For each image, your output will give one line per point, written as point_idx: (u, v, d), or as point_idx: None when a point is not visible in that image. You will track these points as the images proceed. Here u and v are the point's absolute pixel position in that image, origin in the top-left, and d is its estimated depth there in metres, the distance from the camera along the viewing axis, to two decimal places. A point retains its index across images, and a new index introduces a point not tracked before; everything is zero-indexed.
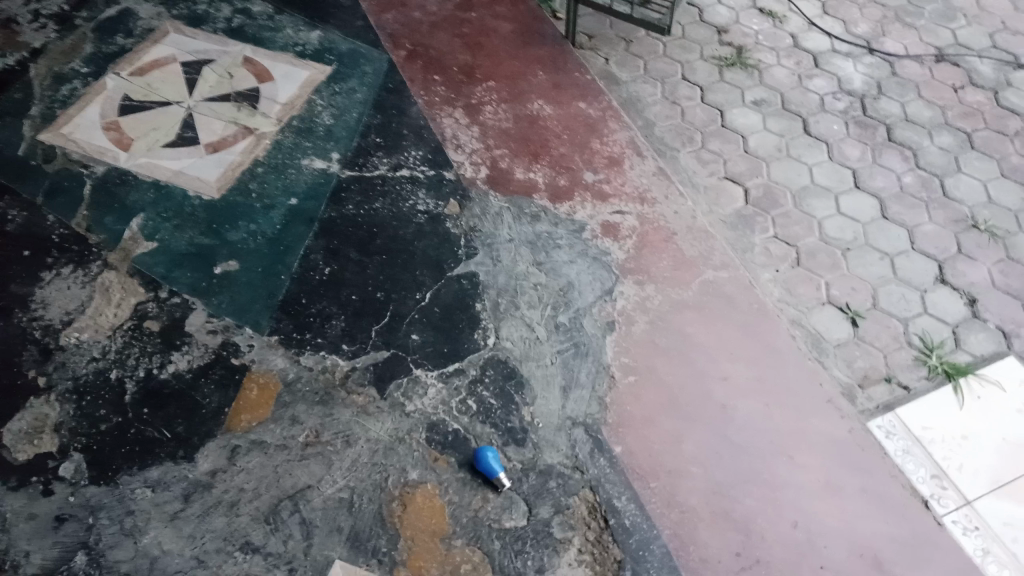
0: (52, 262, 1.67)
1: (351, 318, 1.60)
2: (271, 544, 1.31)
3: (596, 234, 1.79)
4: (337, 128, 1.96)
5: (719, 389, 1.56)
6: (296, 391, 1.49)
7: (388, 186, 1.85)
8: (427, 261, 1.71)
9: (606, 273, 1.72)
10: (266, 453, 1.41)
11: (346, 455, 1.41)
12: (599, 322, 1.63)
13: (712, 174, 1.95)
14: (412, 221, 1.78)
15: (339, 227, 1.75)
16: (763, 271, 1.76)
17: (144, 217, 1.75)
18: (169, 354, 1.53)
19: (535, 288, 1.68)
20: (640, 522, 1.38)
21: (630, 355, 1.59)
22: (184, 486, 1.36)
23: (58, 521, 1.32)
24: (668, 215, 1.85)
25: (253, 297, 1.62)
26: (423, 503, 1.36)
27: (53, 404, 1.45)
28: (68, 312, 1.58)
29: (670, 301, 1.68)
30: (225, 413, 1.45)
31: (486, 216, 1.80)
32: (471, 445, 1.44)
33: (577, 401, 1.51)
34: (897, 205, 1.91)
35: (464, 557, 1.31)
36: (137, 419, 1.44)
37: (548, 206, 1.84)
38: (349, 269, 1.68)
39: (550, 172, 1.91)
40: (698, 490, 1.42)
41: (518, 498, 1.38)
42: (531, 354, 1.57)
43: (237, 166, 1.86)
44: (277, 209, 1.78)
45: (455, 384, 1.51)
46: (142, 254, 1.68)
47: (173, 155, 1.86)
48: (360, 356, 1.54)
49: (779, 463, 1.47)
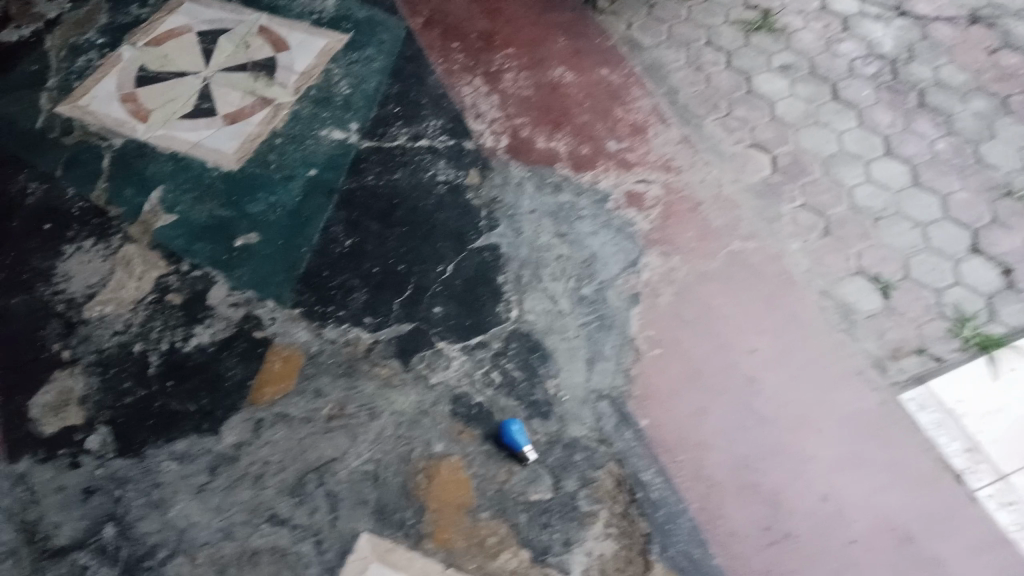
0: (73, 236, 1.66)
1: (373, 290, 1.59)
2: (297, 516, 1.31)
3: (619, 204, 1.76)
4: (355, 97, 1.93)
5: (745, 361, 1.53)
6: (319, 363, 1.48)
7: (408, 156, 1.82)
8: (448, 232, 1.69)
9: (630, 244, 1.69)
10: (290, 425, 1.40)
11: (371, 428, 1.40)
12: (624, 294, 1.61)
13: (738, 142, 1.91)
14: (432, 193, 1.75)
15: (359, 199, 1.73)
16: (790, 241, 1.73)
17: (163, 189, 1.74)
18: (191, 327, 1.52)
19: (558, 260, 1.65)
20: (668, 496, 1.36)
21: (656, 327, 1.56)
22: (210, 458, 1.36)
23: (86, 493, 1.33)
24: (693, 185, 1.81)
25: (274, 270, 1.61)
26: (447, 476, 1.36)
27: (78, 377, 1.45)
28: (90, 286, 1.58)
29: (696, 272, 1.66)
30: (249, 386, 1.45)
31: (507, 186, 1.77)
32: (495, 418, 1.42)
33: (602, 374, 1.49)
34: (929, 172, 1.86)
35: (490, 530, 1.30)
36: (162, 392, 1.43)
37: (570, 176, 1.81)
38: (369, 241, 1.67)
39: (572, 141, 1.88)
40: (724, 463, 1.40)
41: (544, 471, 1.37)
42: (555, 326, 1.55)
43: (255, 137, 1.83)
44: (296, 180, 1.76)
45: (479, 357, 1.50)
46: (162, 227, 1.67)
47: (190, 127, 1.84)
48: (383, 329, 1.53)
49: (807, 437, 1.45)
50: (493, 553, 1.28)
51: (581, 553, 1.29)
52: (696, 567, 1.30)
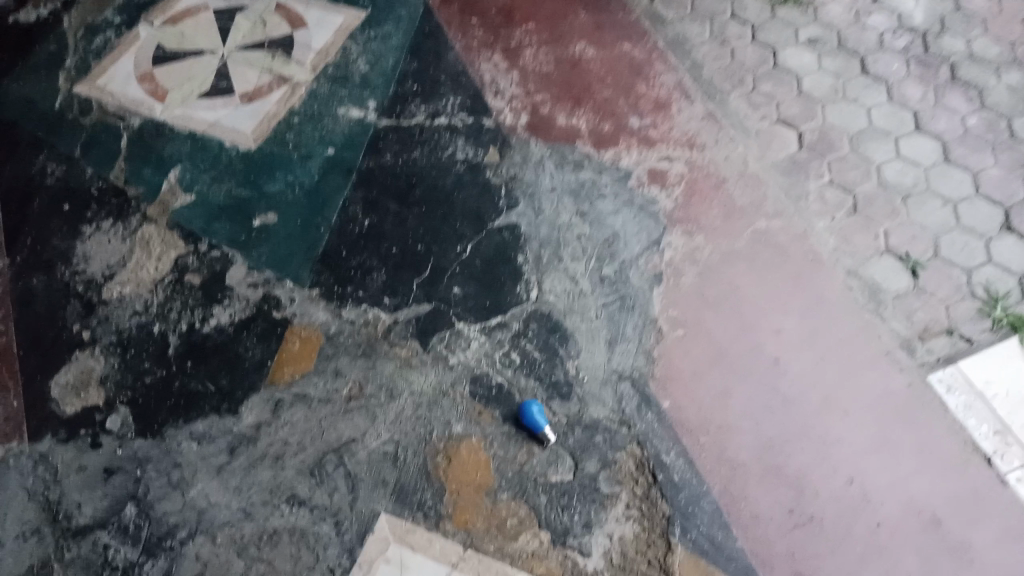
0: (92, 216, 1.66)
1: (392, 270, 1.57)
2: (316, 497, 1.31)
3: (642, 182, 1.73)
4: (373, 75, 1.90)
5: (770, 342, 1.50)
6: (338, 344, 1.47)
7: (426, 135, 1.79)
8: (467, 212, 1.66)
9: (653, 223, 1.66)
10: (309, 406, 1.40)
11: (389, 409, 1.39)
12: (646, 274, 1.58)
13: (764, 118, 1.86)
14: (451, 171, 1.73)
15: (378, 178, 1.71)
16: (817, 220, 1.69)
17: (182, 169, 1.73)
18: (210, 307, 1.52)
19: (578, 239, 1.63)
20: (690, 478, 1.34)
21: (678, 308, 1.54)
22: (229, 439, 1.36)
23: (107, 473, 1.33)
24: (717, 162, 1.77)
25: (292, 250, 1.60)
26: (466, 458, 1.34)
27: (98, 358, 1.45)
28: (109, 266, 1.58)
29: (720, 251, 1.62)
30: (268, 367, 1.44)
31: (527, 164, 1.75)
32: (515, 398, 1.41)
33: (624, 355, 1.47)
34: (960, 149, 1.81)
35: (510, 511, 1.29)
36: (181, 372, 1.43)
37: (591, 153, 1.78)
38: (388, 220, 1.65)
39: (593, 118, 1.84)
40: (748, 445, 1.38)
41: (564, 453, 1.35)
42: (575, 307, 1.53)
43: (273, 116, 1.82)
44: (313, 159, 1.74)
45: (498, 337, 1.48)
46: (180, 207, 1.67)
47: (208, 106, 1.83)
48: (402, 309, 1.52)
49: (834, 419, 1.42)
50: (513, 535, 1.27)
51: (602, 535, 1.27)
52: (719, 550, 1.27)
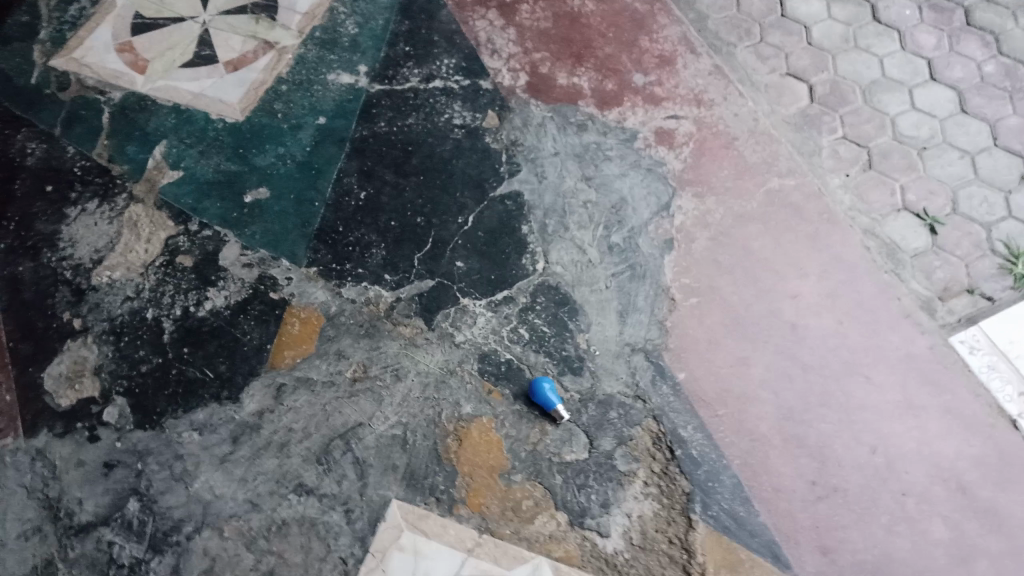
0: (76, 197, 1.58)
1: (392, 245, 1.51)
2: (325, 485, 1.27)
3: (649, 142, 1.65)
4: (363, 38, 1.81)
5: (787, 306, 1.45)
6: (339, 324, 1.41)
7: (421, 99, 1.71)
8: (467, 180, 1.59)
9: (662, 186, 1.59)
10: (313, 390, 1.35)
11: (396, 391, 1.35)
12: (657, 240, 1.52)
13: (773, 71, 1.78)
14: (449, 138, 1.65)
15: (373, 148, 1.64)
16: (832, 176, 1.62)
17: (167, 144, 1.65)
18: (204, 290, 1.45)
19: (585, 206, 1.56)
20: (709, 452, 1.30)
21: (691, 275, 1.48)
22: (232, 428, 1.31)
23: (107, 467, 1.29)
24: (727, 118, 1.70)
25: (287, 226, 1.53)
26: (478, 438, 1.30)
27: (91, 347, 1.40)
28: (97, 250, 1.51)
29: (732, 214, 1.56)
30: (268, 350, 1.39)
31: (528, 128, 1.67)
32: (525, 375, 1.36)
33: (636, 326, 1.42)
34: (978, 98, 1.74)
35: (524, 493, 1.25)
36: (178, 359, 1.38)
37: (594, 114, 1.70)
38: (385, 192, 1.58)
39: (595, 76, 1.76)
40: (768, 416, 1.34)
41: (578, 430, 1.31)
42: (584, 278, 1.47)
43: (260, 85, 1.73)
44: (304, 130, 1.67)
45: (505, 313, 1.43)
46: (168, 185, 1.59)
47: (192, 77, 1.74)
48: (404, 286, 1.46)
49: (854, 385, 1.37)
50: (529, 517, 1.24)
51: (620, 514, 1.24)
52: (741, 526, 1.24)
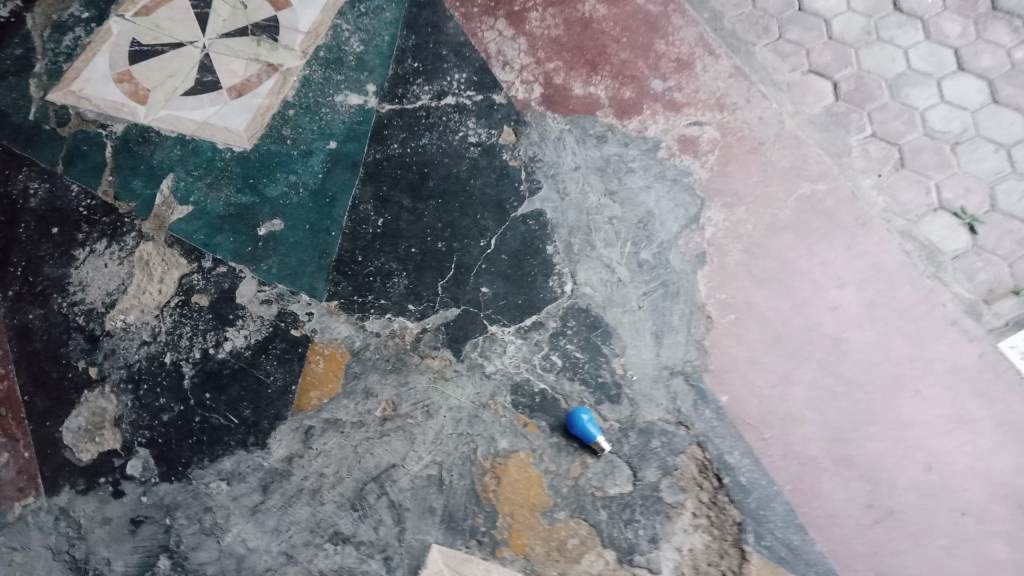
0: (84, 238, 1.52)
1: (414, 273, 1.46)
2: (361, 532, 1.22)
3: (672, 152, 1.60)
4: (368, 56, 1.75)
5: (828, 320, 1.40)
6: (365, 360, 1.36)
7: (434, 118, 1.65)
8: (487, 202, 1.54)
9: (689, 197, 1.54)
10: (342, 432, 1.30)
11: (428, 428, 1.29)
12: (688, 254, 1.47)
13: (795, 69, 1.72)
14: (465, 157, 1.60)
15: (387, 171, 1.59)
16: (863, 178, 1.57)
17: (174, 177, 1.60)
18: (222, 330, 1.40)
19: (610, 222, 1.51)
20: (758, 479, 1.25)
21: (726, 291, 1.43)
22: (261, 476, 1.27)
23: (134, 524, 1.25)
24: (751, 122, 1.64)
25: (304, 258, 1.48)
26: (517, 474, 1.25)
27: (109, 397, 1.34)
28: (109, 293, 1.45)
29: (763, 223, 1.51)
30: (293, 392, 1.34)
31: (547, 143, 1.61)
32: (561, 406, 1.31)
33: (673, 348, 1.36)
34: (1008, 87, 1.67)
35: (569, 531, 1.21)
36: (200, 406, 1.33)
37: (614, 124, 1.64)
38: (403, 218, 1.52)
39: (612, 84, 1.70)
40: (816, 437, 1.29)
41: (621, 462, 1.26)
42: (615, 298, 1.42)
43: (267, 110, 1.68)
44: (315, 156, 1.61)
45: (536, 339, 1.37)
46: (178, 221, 1.54)
47: (196, 106, 1.68)
48: (429, 316, 1.41)
49: (904, 400, 1.32)
50: (575, 557, 1.19)
51: (670, 549, 1.20)
52: (796, 556, 1.20)
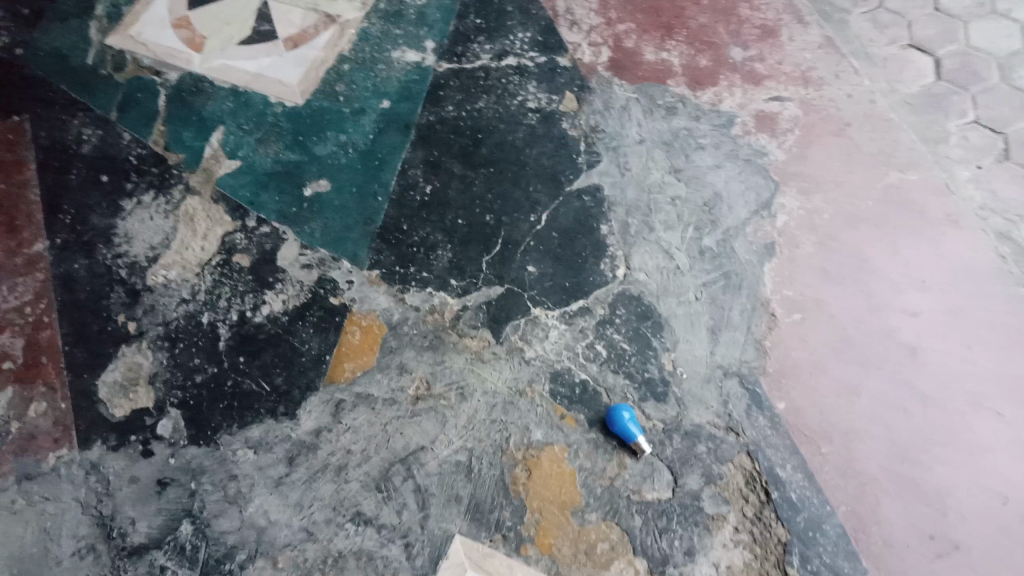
0: (132, 189, 1.50)
1: (459, 246, 1.39)
2: (384, 515, 1.17)
3: (748, 129, 1.47)
4: (430, 10, 1.68)
5: (904, 327, 1.28)
6: (402, 335, 1.31)
7: (492, 79, 1.56)
8: (542, 173, 1.45)
9: (761, 179, 1.41)
10: (372, 408, 1.25)
11: (461, 411, 1.24)
12: (755, 244, 1.35)
13: (893, 42, 1.58)
14: (522, 124, 1.50)
15: (439, 136, 1.51)
16: (960, 168, 1.43)
17: (224, 130, 1.56)
18: (261, 294, 1.37)
19: (673, 203, 1.40)
20: (811, 497, 1.15)
21: (793, 287, 1.31)
22: (288, 447, 1.23)
23: (160, 486, 1.22)
24: (837, 100, 1.50)
25: (348, 223, 1.43)
26: (550, 470, 1.18)
27: (146, 353, 1.33)
28: (153, 247, 1.43)
29: (842, 213, 1.38)
30: (326, 362, 1.29)
31: (610, 111, 1.50)
32: (602, 400, 1.23)
33: (729, 346, 1.27)
34: None
35: (600, 535, 1.14)
36: (233, 370, 1.30)
37: (686, 94, 1.51)
38: (452, 186, 1.45)
39: (687, 51, 1.57)
40: (879, 453, 1.18)
41: (661, 466, 1.18)
42: (670, 287, 1.32)
43: (320, 63, 1.62)
44: (367, 115, 1.55)
45: (581, 326, 1.30)
46: (224, 176, 1.51)
47: (251, 57, 1.64)
48: (471, 293, 1.34)
49: (981, 422, 1.21)
50: (604, 562, 1.12)
51: (707, 564, 1.11)
52: None
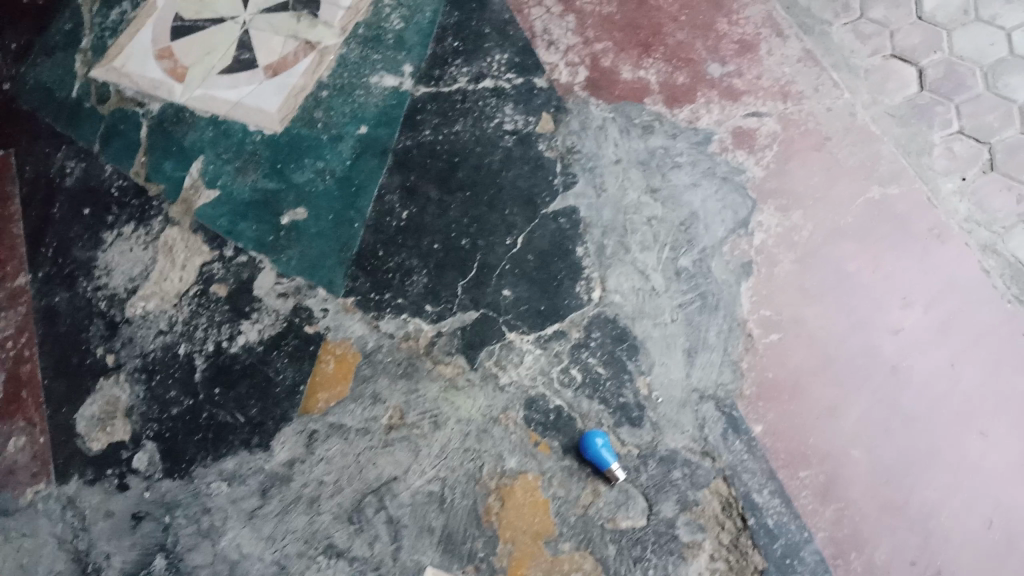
0: (113, 220, 1.50)
1: (434, 272, 1.38)
2: (355, 547, 1.17)
3: (725, 146, 1.45)
4: (409, 33, 1.65)
5: (888, 344, 1.27)
6: (376, 363, 1.30)
7: (469, 102, 1.54)
8: (518, 196, 1.43)
9: (739, 198, 1.39)
10: (346, 438, 1.24)
11: (435, 440, 1.23)
12: (732, 264, 1.34)
13: (875, 52, 1.55)
14: (499, 146, 1.49)
15: (416, 160, 1.49)
16: (944, 180, 1.41)
17: (204, 160, 1.54)
18: (237, 324, 1.36)
19: (649, 223, 1.38)
20: (787, 522, 1.15)
21: (771, 306, 1.30)
22: (262, 479, 1.23)
23: (135, 519, 1.23)
24: (817, 113, 1.48)
25: (325, 251, 1.41)
26: (523, 499, 1.18)
27: (123, 386, 1.33)
28: (132, 279, 1.43)
29: (822, 229, 1.36)
30: (301, 393, 1.29)
31: (587, 132, 1.49)
32: (577, 427, 1.22)
33: (705, 369, 1.25)
34: None
35: (572, 565, 1.14)
36: (209, 402, 1.30)
37: (663, 113, 1.50)
38: (428, 211, 1.44)
39: (664, 68, 1.55)
40: (861, 476, 1.18)
41: (636, 494, 1.17)
42: (646, 309, 1.30)
43: (299, 91, 1.60)
44: (344, 141, 1.53)
45: (556, 350, 1.28)
46: (204, 206, 1.49)
47: (229, 83, 1.62)
48: (446, 319, 1.33)
49: (967, 442, 1.20)
50: None
51: None
52: None
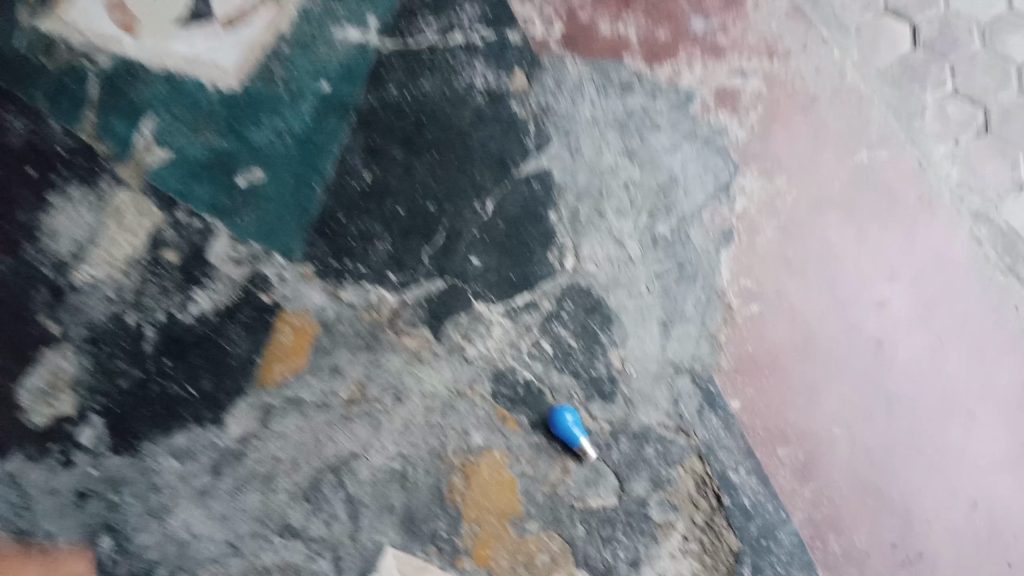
0: (62, 181, 1.25)
1: (399, 238, 1.28)
2: (312, 527, 1.15)
3: (707, 107, 1.36)
4: None
5: (872, 321, 1.25)
6: (337, 335, 1.24)
7: (438, 59, 1.36)
8: (489, 158, 1.32)
9: (721, 160, 1.33)
10: (303, 414, 1.20)
11: (396, 416, 1.20)
12: (711, 231, 1.29)
13: (867, 8, 1.43)
14: (469, 105, 1.34)
15: (382, 120, 1.34)
16: (936, 144, 1.35)
17: (156, 118, 1.31)
18: (190, 291, 1.24)
19: (625, 187, 1.31)
20: (764, 502, 1.19)
21: (753, 276, 1.27)
22: (213, 456, 1.17)
23: (80, 497, 1.16)
24: (803, 73, 1.39)
25: (282, 213, 1.30)
26: (489, 477, 1.17)
27: (68, 356, 1.20)
28: (79, 245, 1.23)
29: (807, 196, 1.30)
30: (256, 364, 1.22)
31: (562, 93, 1.36)
32: (546, 401, 1.21)
33: (682, 341, 1.24)
34: None
35: (539, 545, 1.15)
36: (159, 374, 1.21)
37: (642, 71, 1.38)
38: (393, 172, 1.32)
39: (644, 23, 1.41)
40: (844, 460, 1.20)
41: (607, 471, 1.18)
42: (621, 278, 1.26)
43: (265, 46, 1.35)
44: (306, 99, 1.34)
45: (526, 321, 1.24)
46: (156, 167, 1.29)
47: (182, 33, 1.34)
48: (410, 287, 1.26)
49: (949, 424, 1.22)
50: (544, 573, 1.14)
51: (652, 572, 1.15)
52: None
